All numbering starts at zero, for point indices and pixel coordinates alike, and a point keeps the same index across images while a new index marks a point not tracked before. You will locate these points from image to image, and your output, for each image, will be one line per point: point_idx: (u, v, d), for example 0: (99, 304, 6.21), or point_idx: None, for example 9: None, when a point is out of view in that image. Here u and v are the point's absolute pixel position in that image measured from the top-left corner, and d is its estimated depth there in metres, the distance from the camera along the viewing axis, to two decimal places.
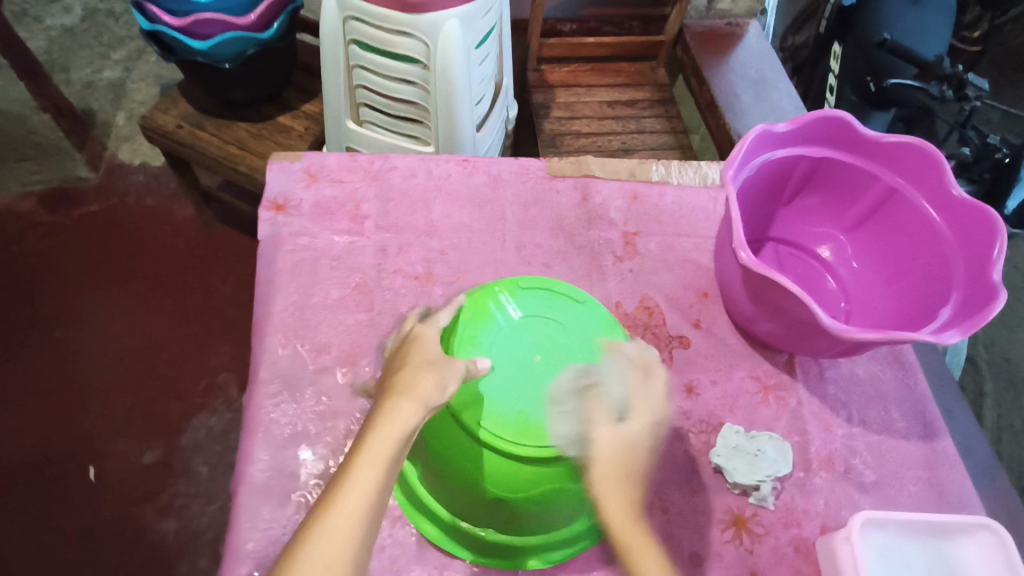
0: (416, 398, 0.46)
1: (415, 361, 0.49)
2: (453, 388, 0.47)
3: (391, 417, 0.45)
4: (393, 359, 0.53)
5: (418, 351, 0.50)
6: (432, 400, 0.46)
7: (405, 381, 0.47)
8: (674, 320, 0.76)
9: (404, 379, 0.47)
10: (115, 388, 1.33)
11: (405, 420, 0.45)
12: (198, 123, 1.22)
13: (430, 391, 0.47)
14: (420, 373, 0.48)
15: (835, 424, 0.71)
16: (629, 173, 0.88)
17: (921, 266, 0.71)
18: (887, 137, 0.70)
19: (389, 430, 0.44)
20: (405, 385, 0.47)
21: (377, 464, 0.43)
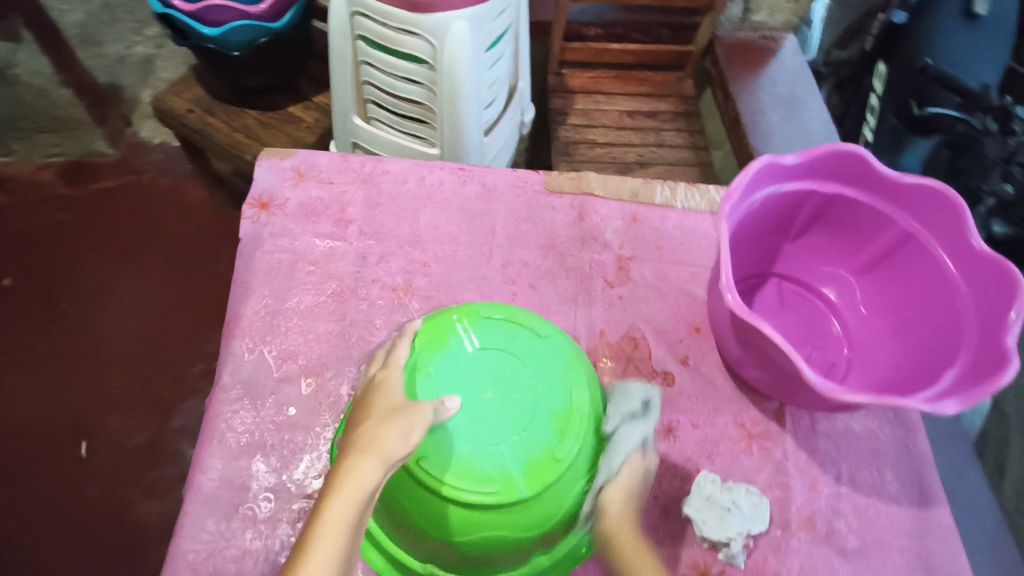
0: (377, 455, 0.42)
1: (378, 412, 0.46)
2: (417, 438, 0.44)
3: (348, 477, 0.41)
4: (358, 407, 0.49)
5: (381, 400, 0.47)
6: (395, 455, 0.43)
7: (365, 435, 0.44)
8: (661, 355, 0.72)
9: (365, 433, 0.44)
10: (113, 365, 1.34)
11: (363, 481, 0.41)
12: (209, 108, 1.22)
13: (393, 444, 0.43)
14: (381, 425, 0.44)
15: (821, 482, 0.66)
16: (631, 193, 0.84)
17: (931, 320, 0.66)
18: (906, 178, 0.65)
19: (345, 492, 0.41)
20: (364, 440, 0.43)
21: (334, 529, 0.39)
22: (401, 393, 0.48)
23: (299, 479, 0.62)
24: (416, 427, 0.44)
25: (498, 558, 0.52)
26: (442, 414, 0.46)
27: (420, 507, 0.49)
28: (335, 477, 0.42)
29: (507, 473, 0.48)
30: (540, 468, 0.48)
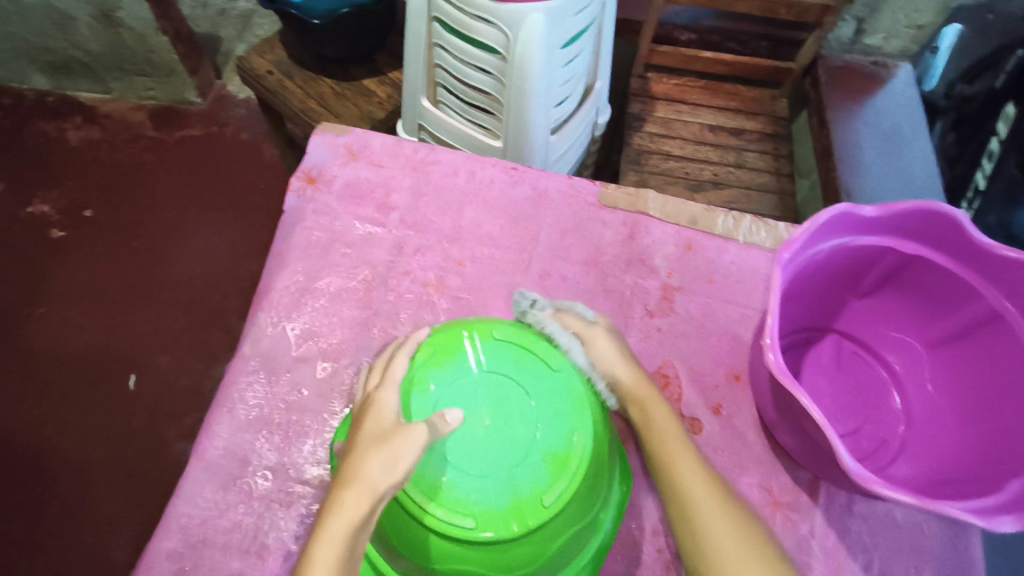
0: (365, 488, 0.40)
1: (366, 438, 0.44)
2: (405, 467, 0.41)
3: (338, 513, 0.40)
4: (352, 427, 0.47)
5: (371, 423, 0.44)
6: (382, 486, 0.41)
7: (352, 465, 0.42)
8: (691, 398, 0.67)
9: (352, 463, 0.42)
10: (171, 306, 1.40)
11: (350, 514, 0.40)
12: (287, 72, 1.23)
13: (380, 473, 0.41)
14: (368, 454, 0.42)
15: (847, 569, 0.60)
16: (690, 219, 0.78)
17: (1004, 416, 0.57)
18: (1005, 251, 0.56)
19: (335, 527, 0.39)
20: (351, 470, 0.41)
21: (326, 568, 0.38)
22: (392, 414, 0.45)
23: (299, 463, 0.61)
24: (405, 454, 0.42)
25: None
26: (436, 433, 0.44)
27: (397, 524, 0.47)
28: (325, 511, 0.40)
29: (488, 509, 0.45)
30: (524, 511, 0.45)
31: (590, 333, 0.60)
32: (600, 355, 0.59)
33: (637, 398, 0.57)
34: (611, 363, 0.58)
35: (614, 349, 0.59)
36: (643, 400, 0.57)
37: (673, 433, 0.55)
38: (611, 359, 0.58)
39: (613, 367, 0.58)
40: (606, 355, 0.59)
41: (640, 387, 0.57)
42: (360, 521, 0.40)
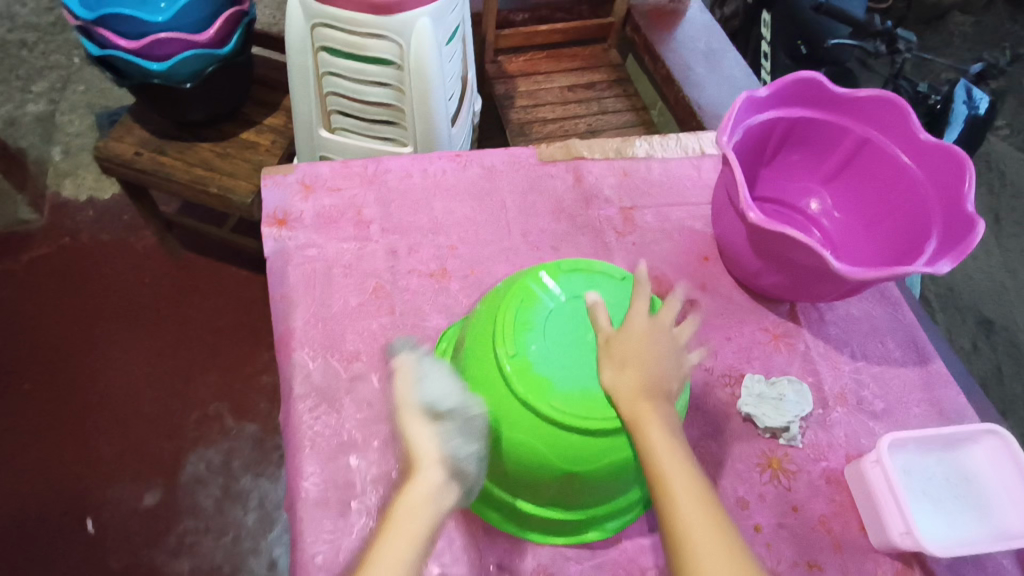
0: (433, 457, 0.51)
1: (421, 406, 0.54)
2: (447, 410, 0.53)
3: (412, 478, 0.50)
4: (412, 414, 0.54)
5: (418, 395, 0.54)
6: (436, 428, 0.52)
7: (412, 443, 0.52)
8: (683, 286, 0.80)
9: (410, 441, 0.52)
10: (100, 433, 1.27)
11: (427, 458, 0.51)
12: (158, 148, 1.19)
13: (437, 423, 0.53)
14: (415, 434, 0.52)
15: (841, 362, 0.76)
16: (615, 151, 0.91)
17: (898, 209, 0.77)
18: (858, 92, 0.76)
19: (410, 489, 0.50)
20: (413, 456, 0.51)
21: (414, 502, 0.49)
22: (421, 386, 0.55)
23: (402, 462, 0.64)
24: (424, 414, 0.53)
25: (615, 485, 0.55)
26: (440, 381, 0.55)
27: (555, 445, 0.50)
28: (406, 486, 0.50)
29: None
30: None
31: (659, 325, 0.51)
32: (610, 346, 0.50)
33: (640, 393, 0.48)
34: (617, 362, 0.49)
35: (640, 331, 0.50)
36: (638, 396, 0.48)
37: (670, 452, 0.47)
38: (667, 359, 0.50)
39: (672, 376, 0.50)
40: (623, 345, 0.50)
41: (633, 382, 0.48)
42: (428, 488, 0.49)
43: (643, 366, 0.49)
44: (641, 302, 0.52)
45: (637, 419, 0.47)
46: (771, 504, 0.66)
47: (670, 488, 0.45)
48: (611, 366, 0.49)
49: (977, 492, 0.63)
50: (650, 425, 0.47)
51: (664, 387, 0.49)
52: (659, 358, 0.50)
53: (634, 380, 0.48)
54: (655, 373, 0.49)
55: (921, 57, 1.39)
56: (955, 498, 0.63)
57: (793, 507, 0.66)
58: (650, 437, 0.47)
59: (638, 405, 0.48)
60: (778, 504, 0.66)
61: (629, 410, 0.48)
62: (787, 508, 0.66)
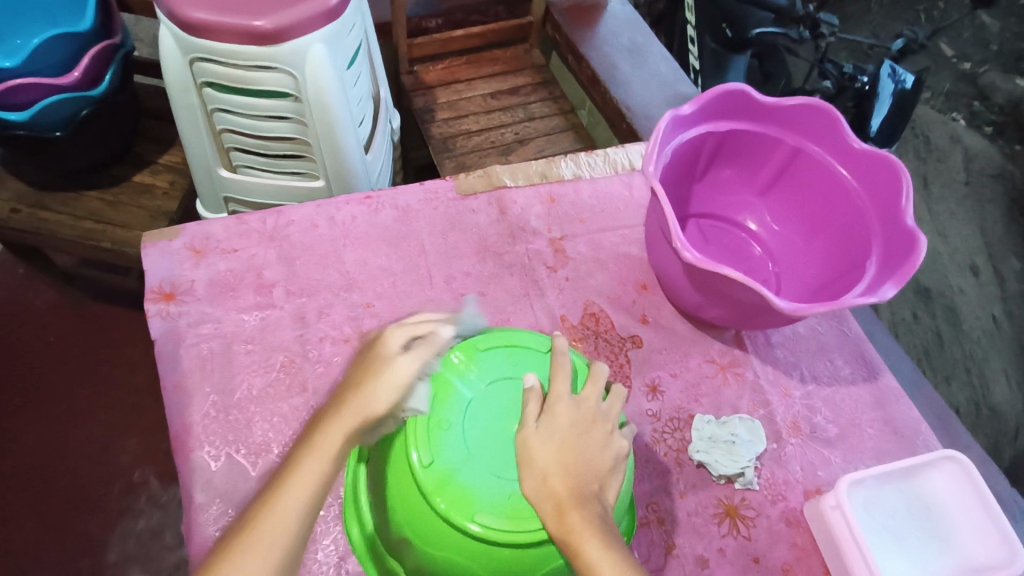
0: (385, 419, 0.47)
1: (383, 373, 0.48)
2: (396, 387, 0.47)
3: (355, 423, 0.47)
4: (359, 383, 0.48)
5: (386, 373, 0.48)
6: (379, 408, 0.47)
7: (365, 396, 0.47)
8: (622, 321, 0.75)
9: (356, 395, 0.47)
10: (10, 519, 1.14)
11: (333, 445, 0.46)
12: (38, 202, 1.07)
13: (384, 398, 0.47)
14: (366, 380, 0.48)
15: (792, 388, 0.72)
16: (540, 175, 0.85)
17: (837, 221, 0.73)
18: (786, 101, 0.71)
19: (356, 428, 0.46)
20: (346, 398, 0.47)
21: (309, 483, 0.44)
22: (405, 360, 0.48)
23: None
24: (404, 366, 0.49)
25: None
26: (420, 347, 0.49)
27: (484, 562, 0.44)
28: (350, 418, 0.46)
29: None
30: None
31: (583, 414, 0.46)
32: (528, 449, 0.44)
33: (567, 503, 0.42)
34: (538, 467, 0.43)
35: (564, 424, 0.45)
36: (566, 507, 0.42)
37: (604, 549, 0.41)
38: (595, 454, 0.45)
39: (602, 471, 0.45)
40: (543, 447, 0.44)
41: (557, 488, 0.42)
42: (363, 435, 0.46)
43: (568, 469, 0.43)
44: (561, 388, 0.47)
45: (568, 537, 0.41)
46: (731, 558, 0.62)
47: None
48: (532, 474, 0.43)
49: (939, 522, 0.61)
50: (584, 541, 0.41)
51: (595, 488, 0.43)
52: (585, 456, 0.44)
53: (560, 487, 0.43)
54: (581, 474, 0.43)
55: (846, 37, 1.36)
56: (918, 530, 0.60)
57: (754, 558, 0.62)
58: (588, 554, 0.41)
59: (568, 518, 0.42)
60: (739, 557, 0.62)
61: (558, 527, 0.42)
62: (749, 560, 0.62)
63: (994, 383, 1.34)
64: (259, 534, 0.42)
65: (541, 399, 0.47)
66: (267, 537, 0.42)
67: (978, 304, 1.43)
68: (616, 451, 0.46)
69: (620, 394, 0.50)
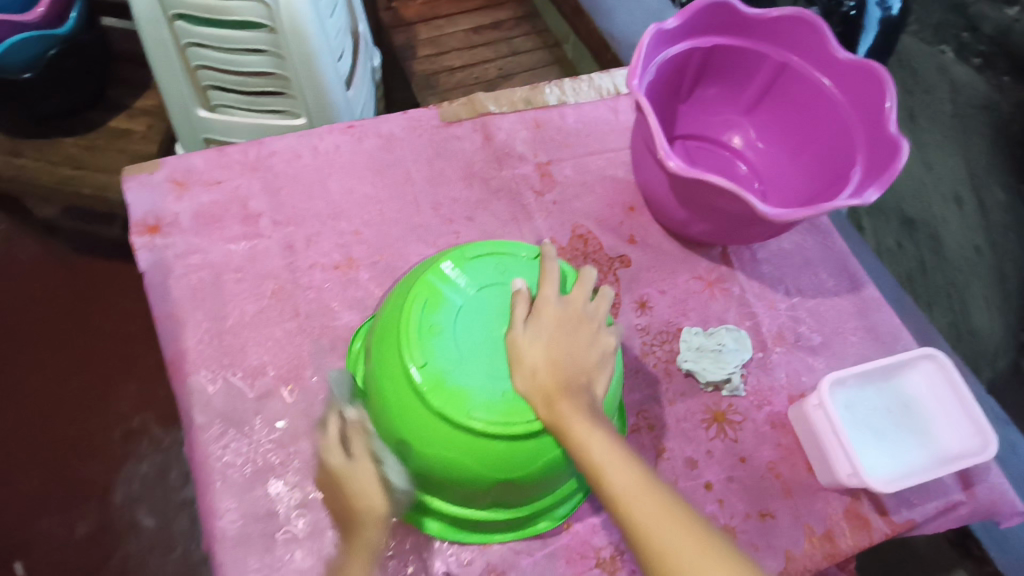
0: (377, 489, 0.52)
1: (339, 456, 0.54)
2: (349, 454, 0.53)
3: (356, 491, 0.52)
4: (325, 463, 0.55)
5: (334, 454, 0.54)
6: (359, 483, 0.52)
7: (360, 496, 0.52)
8: (610, 241, 0.75)
9: (354, 492, 0.52)
10: (15, 467, 1.16)
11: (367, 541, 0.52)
12: (12, 149, 1.04)
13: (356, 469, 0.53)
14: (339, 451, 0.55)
15: (777, 300, 0.74)
16: (524, 101, 0.84)
17: (822, 134, 0.74)
18: (771, 12, 0.70)
19: (366, 517, 0.52)
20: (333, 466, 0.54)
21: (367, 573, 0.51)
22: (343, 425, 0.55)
23: None
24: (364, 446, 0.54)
25: (554, 481, 0.51)
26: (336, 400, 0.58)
27: (482, 457, 0.46)
28: (353, 505, 0.52)
29: None
30: None
31: (570, 313, 0.47)
32: (519, 349, 0.45)
33: (558, 395, 0.44)
34: (530, 363, 0.45)
35: (552, 324, 0.46)
36: (555, 398, 0.44)
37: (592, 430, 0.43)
38: (583, 350, 0.46)
39: (590, 366, 0.46)
40: (533, 346, 0.45)
41: (547, 381, 0.44)
42: (347, 476, 0.53)
43: (557, 364, 0.45)
44: (549, 291, 0.48)
45: (559, 423, 0.43)
46: (719, 458, 0.64)
47: (611, 482, 0.42)
48: (523, 371, 0.45)
49: (918, 418, 0.63)
50: (575, 426, 0.43)
51: (583, 381, 0.45)
52: (574, 352, 0.46)
53: (550, 381, 0.44)
54: (570, 368, 0.45)
55: None
56: (898, 428, 0.63)
57: (741, 458, 0.65)
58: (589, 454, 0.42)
59: (558, 408, 0.43)
60: (726, 458, 0.65)
61: (549, 416, 0.44)
62: (735, 460, 0.65)
63: (974, 307, 1.26)
64: None
65: (531, 302, 0.48)
66: None
67: (960, 233, 1.33)
68: (603, 348, 0.47)
69: (606, 295, 0.50)
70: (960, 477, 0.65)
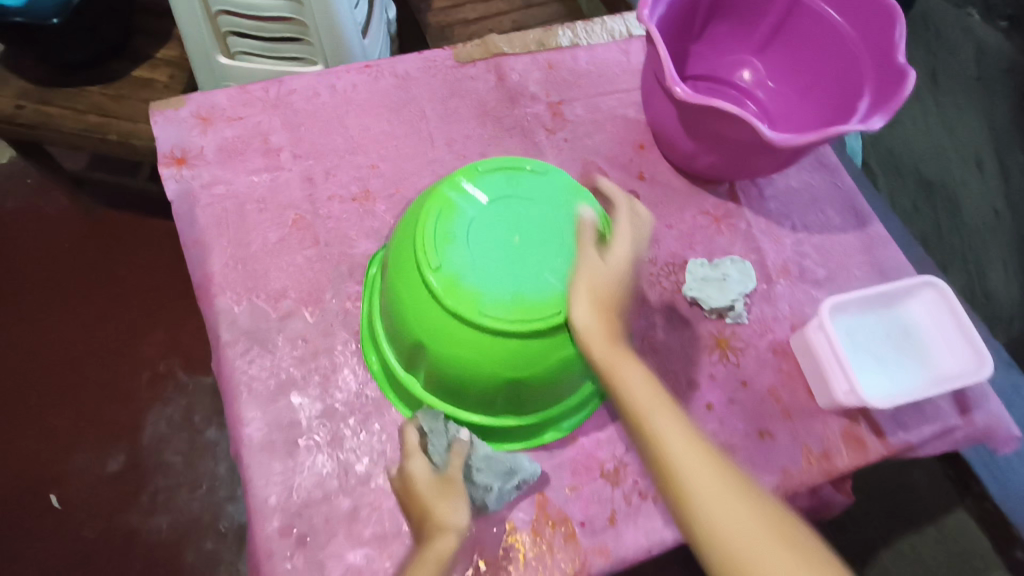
0: (457, 510, 0.51)
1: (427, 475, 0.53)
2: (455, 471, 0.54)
3: (437, 504, 0.51)
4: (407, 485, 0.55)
5: (421, 478, 0.53)
6: (450, 501, 0.52)
7: (439, 510, 0.51)
8: (619, 178, 0.77)
9: (434, 508, 0.51)
10: (51, 407, 1.22)
11: (441, 546, 0.49)
12: (42, 98, 1.08)
13: (448, 492, 0.52)
14: (447, 496, 0.52)
15: (783, 236, 0.75)
16: (537, 43, 0.84)
17: (830, 71, 0.74)
18: None
19: (438, 529, 0.50)
20: (442, 517, 0.51)
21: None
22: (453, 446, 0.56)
23: (344, 398, 0.63)
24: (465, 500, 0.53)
25: (561, 383, 0.55)
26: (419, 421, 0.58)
27: (494, 354, 0.50)
28: (431, 518, 0.51)
29: (559, 296, 0.49)
30: None
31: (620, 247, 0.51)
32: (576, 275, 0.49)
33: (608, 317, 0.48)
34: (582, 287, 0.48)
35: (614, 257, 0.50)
36: (609, 317, 0.48)
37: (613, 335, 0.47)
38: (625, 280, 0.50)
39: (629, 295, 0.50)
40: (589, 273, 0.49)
41: (600, 301, 0.48)
42: (438, 489, 0.52)
43: (612, 290, 0.49)
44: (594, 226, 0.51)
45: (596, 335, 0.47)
46: (721, 381, 0.67)
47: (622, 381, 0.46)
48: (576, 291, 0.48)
49: (916, 343, 0.65)
50: (611, 337, 0.47)
51: (626, 308, 0.50)
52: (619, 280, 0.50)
53: (603, 303, 0.48)
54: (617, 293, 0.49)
55: None
56: (896, 351, 0.65)
57: (742, 381, 0.67)
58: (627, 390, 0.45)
59: (606, 323, 0.47)
60: (728, 381, 0.67)
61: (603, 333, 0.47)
62: (737, 384, 0.67)
63: (990, 269, 1.19)
64: None
65: None
66: None
67: (980, 197, 1.25)
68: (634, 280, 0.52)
69: (644, 233, 0.54)
70: (957, 403, 0.67)
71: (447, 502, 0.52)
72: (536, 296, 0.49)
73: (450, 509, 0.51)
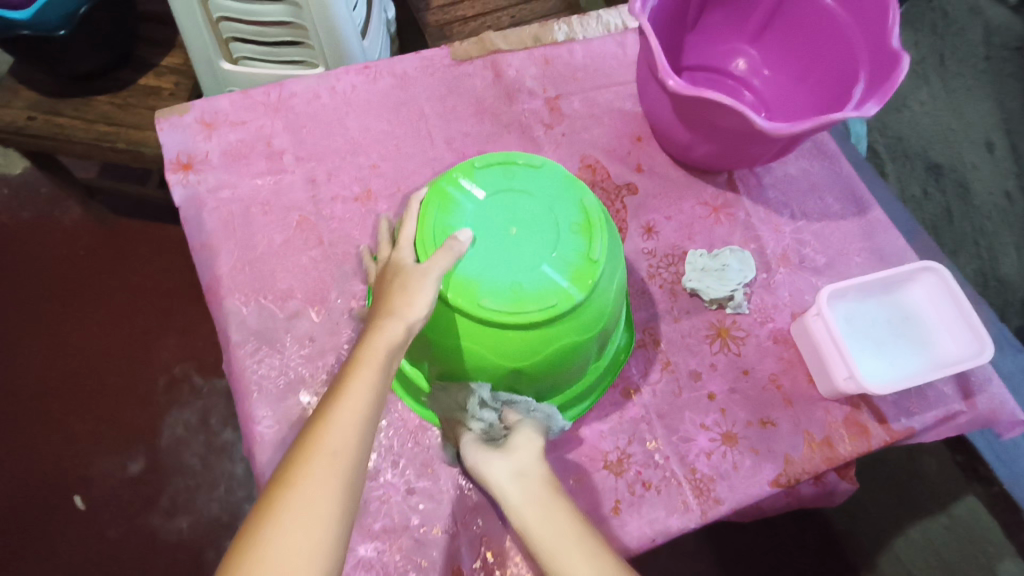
0: (413, 313, 0.46)
1: (396, 274, 0.48)
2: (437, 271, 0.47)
3: (398, 302, 0.46)
4: (376, 288, 0.49)
5: (395, 272, 0.48)
6: (413, 314, 0.45)
7: (398, 296, 0.46)
8: (617, 171, 0.78)
9: (393, 296, 0.46)
10: (71, 412, 1.24)
11: (387, 336, 0.44)
12: (51, 109, 1.10)
13: (407, 303, 0.46)
14: (408, 286, 0.46)
15: (782, 224, 0.76)
16: (533, 39, 0.85)
17: (826, 56, 0.74)
18: None
19: (386, 337, 0.44)
20: (396, 303, 0.46)
21: (355, 403, 0.41)
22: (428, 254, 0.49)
23: None
24: (434, 284, 0.47)
25: (561, 372, 0.56)
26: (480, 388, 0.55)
27: (493, 343, 0.51)
28: (384, 316, 0.45)
29: (556, 286, 0.50)
30: (583, 273, 0.51)
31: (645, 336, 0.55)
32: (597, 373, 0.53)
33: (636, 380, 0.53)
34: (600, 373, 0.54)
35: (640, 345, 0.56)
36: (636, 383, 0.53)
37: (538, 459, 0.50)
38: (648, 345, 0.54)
39: None
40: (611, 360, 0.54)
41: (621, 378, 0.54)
42: (402, 284, 0.47)
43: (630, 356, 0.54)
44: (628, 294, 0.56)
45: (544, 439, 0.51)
46: (722, 371, 0.67)
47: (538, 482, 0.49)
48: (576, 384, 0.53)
49: (915, 326, 0.65)
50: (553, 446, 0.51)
51: None
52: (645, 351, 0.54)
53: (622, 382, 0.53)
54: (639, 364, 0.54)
55: None
56: (896, 335, 0.65)
57: (744, 370, 0.68)
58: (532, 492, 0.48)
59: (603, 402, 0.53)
60: (729, 370, 0.68)
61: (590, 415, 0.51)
62: (738, 372, 0.68)
63: (1004, 256, 1.17)
64: (282, 508, 0.37)
65: None
66: (295, 511, 0.37)
67: (990, 180, 1.23)
68: None
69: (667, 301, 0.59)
70: (960, 388, 0.67)
71: (411, 301, 0.46)
72: (534, 288, 0.50)
73: (415, 306, 0.46)
